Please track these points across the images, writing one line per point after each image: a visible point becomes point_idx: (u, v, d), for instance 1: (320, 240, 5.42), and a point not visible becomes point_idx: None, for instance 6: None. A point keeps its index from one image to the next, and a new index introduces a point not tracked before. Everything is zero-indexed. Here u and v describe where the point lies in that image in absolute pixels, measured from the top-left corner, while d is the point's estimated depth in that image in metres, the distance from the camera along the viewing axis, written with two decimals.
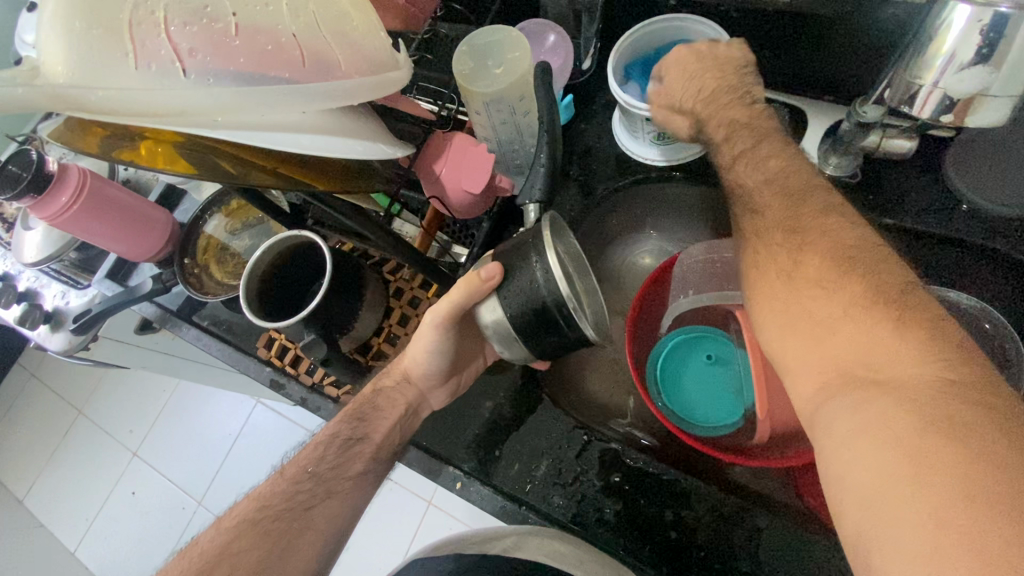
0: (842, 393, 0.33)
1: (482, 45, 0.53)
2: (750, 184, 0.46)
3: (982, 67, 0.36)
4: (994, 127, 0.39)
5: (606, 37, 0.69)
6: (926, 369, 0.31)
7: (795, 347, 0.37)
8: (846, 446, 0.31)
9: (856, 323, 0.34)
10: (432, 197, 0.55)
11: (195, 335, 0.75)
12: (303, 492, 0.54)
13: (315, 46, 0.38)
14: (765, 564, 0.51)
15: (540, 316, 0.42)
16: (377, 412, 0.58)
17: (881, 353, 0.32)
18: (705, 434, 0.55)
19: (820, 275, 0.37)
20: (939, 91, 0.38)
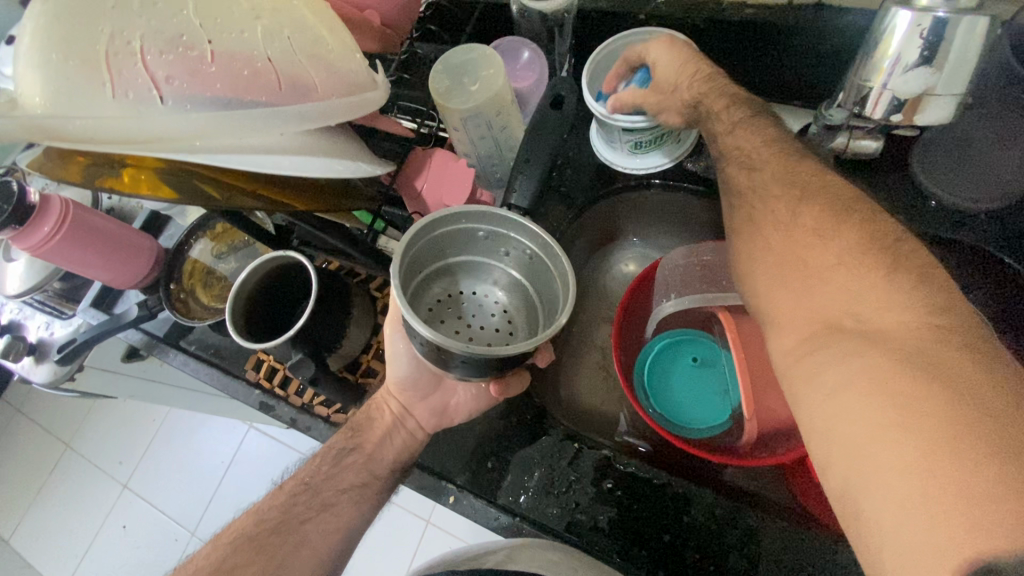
0: (832, 342, 0.35)
1: (459, 62, 0.54)
2: (749, 147, 0.47)
3: (925, 68, 0.37)
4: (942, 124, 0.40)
5: (578, 49, 0.70)
6: (910, 316, 0.33)
7: (785, 300, 0.39)
8: (833, 392, 0.33)
9: (847, 272, 0.36)
10: (416, 214, 0.56)
11: (182, 360, 0.75)
12: (299, 504, 0.55)
13: (292, 71, 0.38)
14: (762, 564, 0.51)
15: (433, 350, 0.42)
16: (371, 424, 0.59)
17: (868, 303, 0.35)
18: (695, 437, 0.55)
19: (817, 226, 0.39)
20: (888, 92, 0.39)
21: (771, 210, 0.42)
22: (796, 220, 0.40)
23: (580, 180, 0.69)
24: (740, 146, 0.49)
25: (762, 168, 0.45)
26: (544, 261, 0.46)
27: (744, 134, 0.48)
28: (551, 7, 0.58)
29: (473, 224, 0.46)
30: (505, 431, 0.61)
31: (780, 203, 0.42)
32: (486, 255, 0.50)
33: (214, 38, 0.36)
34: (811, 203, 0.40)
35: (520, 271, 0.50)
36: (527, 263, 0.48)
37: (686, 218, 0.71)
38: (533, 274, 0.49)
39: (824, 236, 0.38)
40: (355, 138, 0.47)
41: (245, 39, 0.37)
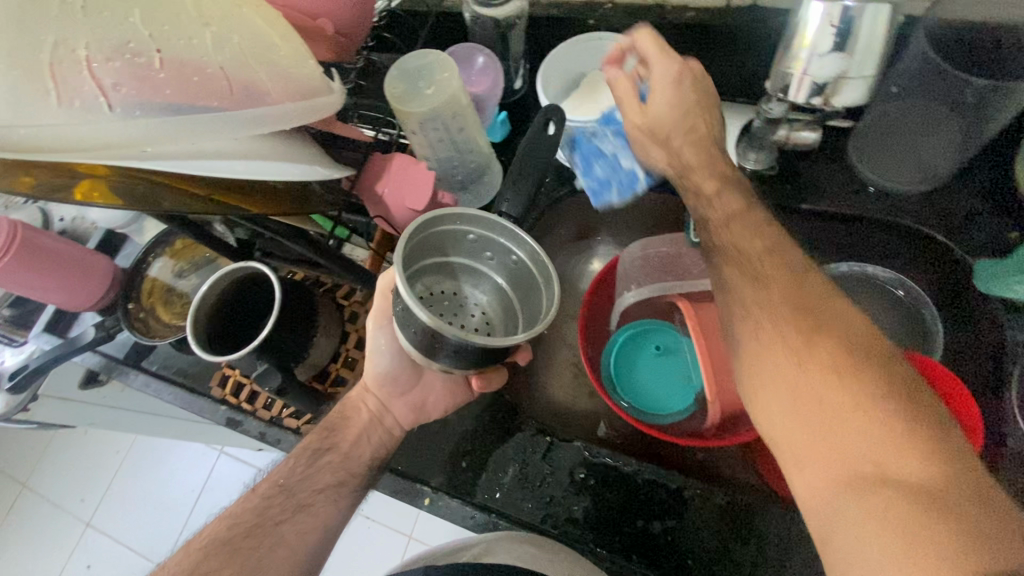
0: (853, 494, 0.34)
1: (414, 67, 0.55)
2: (749, 250, 0.47)
3: (839, 54, 0.40)
4: (854, 105, 0.44)
5: (532, 54, 0.72)
6: (929, 467, 0.33)
7: (798, 435, 0.38)
8: (857, 542, 0.33)
9: (862, 416, 0.36)
10: (378, 217, 0.55)
11: (143, 381, 0.74)
12: (274, 506, 0.52)
13: (243, 77, 0.38)
14: (731, 541, 0.53)
15: (428, 340, 0.42)
16: (347, 423, 0.57)
17: (887, 452, 0.34)
18: (661, 422, 0.57)
19: (832, 358, 0.38)
20: (809, 79, 0.42)
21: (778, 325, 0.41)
22: (805, 341, 0.39)
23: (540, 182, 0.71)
24: (739, 246, 0.47)
25: (771, 287, 0.43)
26: (531, 270, 0.47)
27: (736, 227, 0.49)
28: (498, 13, 0.61)
29: (465, 226, 0.47)
30: (478, 429, 0.61)
31: (791, 326, 0.41)
32: (470, 258, 0.50)
33: (162, 46, 0.36)
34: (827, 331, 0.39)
35: (503, 276, 0.50)
36: (515, 270, 0.49)
37: (645, 214, 0.73)
38: (516, 279, 0.50)
39: (839, 371, 0.37)
40: (313, 143, 0.48)
41: (193, 45, 0.37)
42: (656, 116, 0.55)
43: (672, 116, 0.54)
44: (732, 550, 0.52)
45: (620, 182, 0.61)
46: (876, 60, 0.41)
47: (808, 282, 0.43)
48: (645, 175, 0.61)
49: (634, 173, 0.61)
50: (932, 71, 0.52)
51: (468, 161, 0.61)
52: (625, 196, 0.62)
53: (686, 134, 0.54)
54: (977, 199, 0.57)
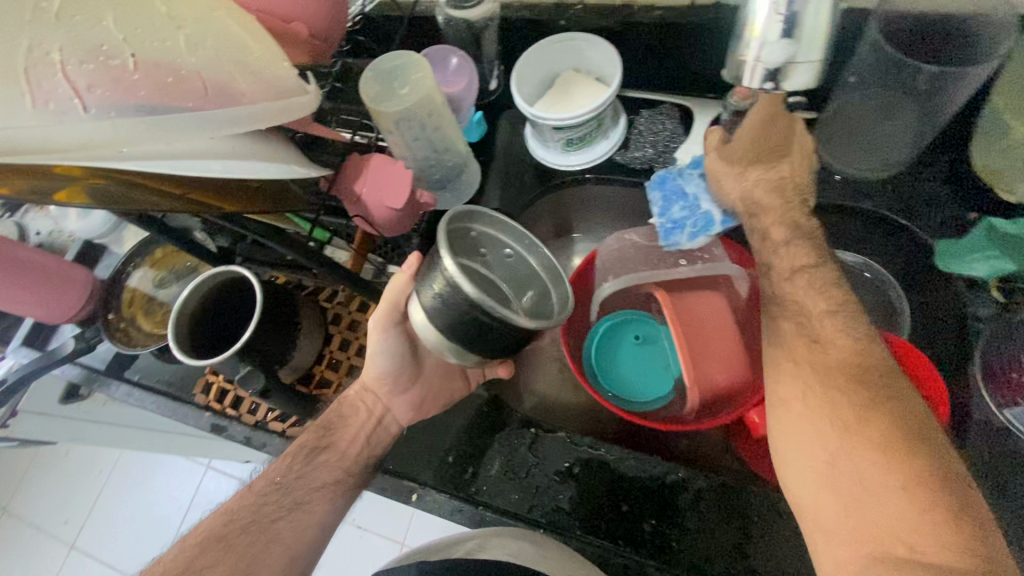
0: (886, 571, 0.37)
1: (388, 68, 0.56)
2: (812, 309, 0.48)
3: (787, 41, 0.41)
4: (806, 90, 0.45)
5: (506, 56, 0.74)
6: (959, 555, 0.36)
7: (836, 510, 0.41)
8: None
9: (900, 498, 0.39)
10: (358, 216, 0.56)
11: (126, 391, 0.73)
12: (269, 503, 0.55)
13: (217, 78, 0.39)
14: (713, 521, 0.54)
15: (466, 321, 0.41)
16: (341, 422, 0.59)
17: (918, 534, 0.38)
18: (642, 409, 0.59)
19: (879, 439, 0.41)
20: (762, 65, 0.43)
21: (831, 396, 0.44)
22: (857, 419, 0.42)
23: (517, 181, 0.72)
24: (798, 300, 0.49)
25: (830, 348, 0.46)
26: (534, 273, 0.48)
27: (802, 282, 0.49)
28: (470, 16, 0.63)
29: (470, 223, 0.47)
30: (464, 425, 0.62)
31: (840, 401, 0.44)
32: None
33: (137, 48, 0.37)
34: (881, 414, 0.42)
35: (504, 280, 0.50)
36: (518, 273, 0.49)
37: (622, 210, 0.75)
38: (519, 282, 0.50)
39: (884, 455, 0.40)
40: (289, 142, 0.48)
41: (167, 48, 0.38)
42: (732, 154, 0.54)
43: (745, 152, 0.53)
44: (714, 530, 0.53)
45: (695, 223, 0.59)
46: (822, 45, 0.42)
47: (870, 352, 0.45)
48: (724, 219, 0.58)
49: (713, 216, 0.58)
50: (892, 63, 0.52)
51: (445, 160, 0.62)
52: (695, 238, 0.59)
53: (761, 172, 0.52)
54: (940, 184, 0.58)
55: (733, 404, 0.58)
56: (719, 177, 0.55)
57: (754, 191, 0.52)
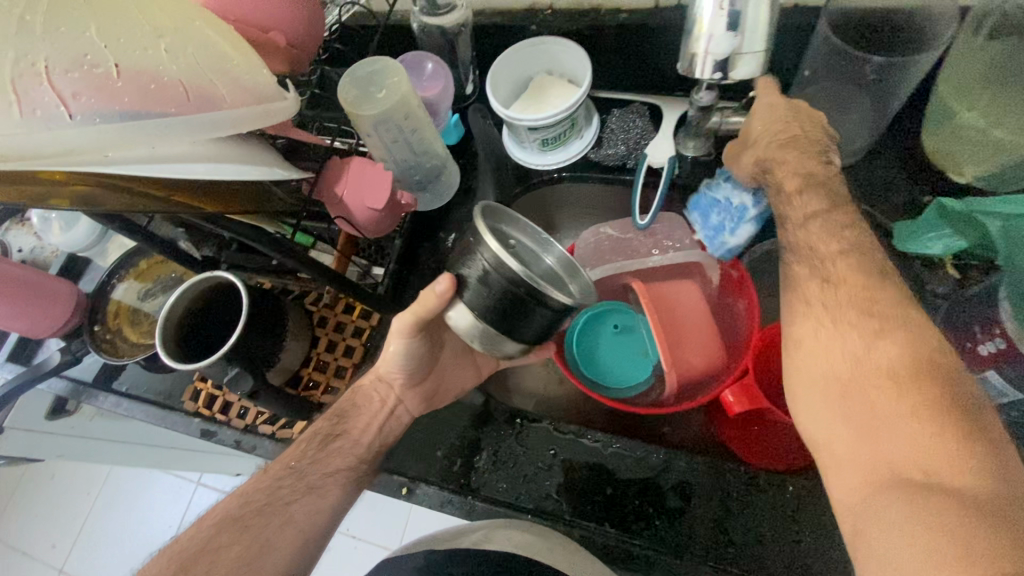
0: (898, 492, 0.37)
1: (365, 73, 0.57)
2: (823, 251, 0.46)
3: (731, 34, 0.44)
4: (753, 78, 0.47)
5: (481, 62, 0.76)
6: (979, 480, 0.35)
7: (847, 440, 0.41)
8: (895, 536, 0.35)
9: (913, 422, 0.38)
10: (339, 217, 0.58)
11: (114, 402, 0.73)
12: (284, 486, 0.52)
13: (198, 84, 0.41)
14: (694, 500, 0.55)
15: (508, 300, 0.41)
16: (356, 410, 0.57)
17: (935, 458, 0.36)
18: (625, 395, 0.62)
19: (888, 365, 0.40)
20: (710, 58, 0.45)
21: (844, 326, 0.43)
22: (867, 349, 0.42)
23: (495, 181, 0.74)
24: (813, 245, 0.47)
25: (841, 285, 0.44)
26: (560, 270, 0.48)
27: (816, 227, 0.46)
28: (443, 21, 0.64)
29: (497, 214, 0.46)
30: (453, 418, 0.63)
31: (850, 330, 0.43)
32: None
33: (120, 58, 0.38)
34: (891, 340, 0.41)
35: None
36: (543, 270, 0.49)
37: (599, 206, 0.77)
38: None
39: (894, 381, 0.40)
40: (270, 148, 0.50)
41: (148, 57, 0.40)
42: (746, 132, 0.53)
43: (761, 123, 0.51)
44: (696, 508, 0.55)
45: (731, 218, 0.57)
46: (765, 35, 0.44)
47: (880, 288, 0.44)
48: (756, 200, 0.55)
49: (745, 203, 0.56)
50: (841, 54, 0.54)
51: (424, 162, 0.64)
52: (737, 231, 0.56)
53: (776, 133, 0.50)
54: (894, 168, 0.60)
55: (711, 385, 0.60)
56: (738, 155, 0.54)
57: (769, 151, 0.50)
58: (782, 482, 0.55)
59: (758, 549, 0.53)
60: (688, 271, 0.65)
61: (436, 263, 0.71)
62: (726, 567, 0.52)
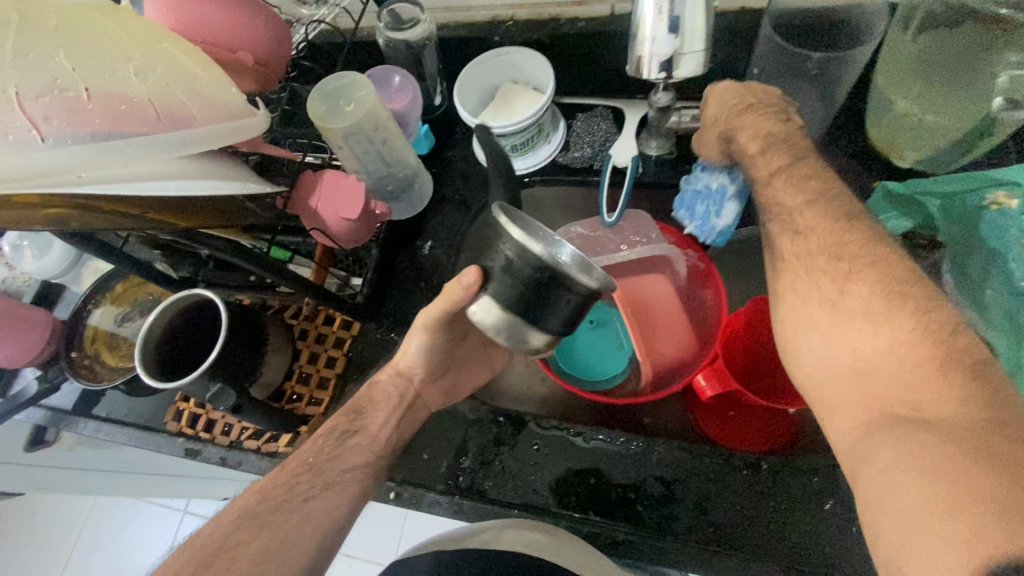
0: (885, 428, 0.38)
1: (333, 88, 0.59)
2: (790, 204, 0.49)
3: (672, 35, 0.45)
4: (696, 77, 0.48)
5: (448, 74, 0.79)
6: (963, 408, 0.36)
7: (838, 386, 0.43)
8: (885, 466, 0.37)
9: (897, 360, 0.40)
10: (314, 229, 0.59)
11: (93, 428, 0.73)
12: (303, 482, 0.52)
13: (168, 104, 0.42)
14: (675, 484, 0.57)
15: (535, 285, 0.41)
16: (373, 404, 0.59)
17: (919, 393, 0.38)
18: (605, 388, 0.64)
19: (866, 309, 0.42)
20: (654, 58, 0.47)
21: (816, 277, 0.46)
22: (841, 293, 0.44)
23: (469, 187, 0.75)
24: (779, 200, 0.50)
25: (808, 235, 0.47)
26: None
27: (782, 181, 0.50)
28: (409, 36, 0.66)
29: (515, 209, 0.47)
30: (437, 421, 0.64)
31: (826, 280, 0.45)
32: None
33: (90, 83, 0.39)
34: (865, 285, 0.43)
35: None
36: None
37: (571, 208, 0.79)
38: None
39: (874, 323, 0.42)
40: (244, 163, 0.52)
41: (118, 79, 0.41)
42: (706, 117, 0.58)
43: (715, 106, 0.57)
44: (679, 496, 0.56)
45: (714, 203, 0.60)
46: (704, 34, 0.46)
47: (847, 231, 0.46)
48: (732, 178, 0.59)
49: (722, 184, 0.60)
50: (784, 55, 0.57)
51: (397, 172, 0.66)
52: (723, 212, 0.60)
53: (730, 110, 0.55)
54: (847, 159, 0.62)
55: (685, 372, 0.62)
56: (705, 136, 0.59)
57: (730, 122, 0.55)
58: (757, 463, 0.56)
59: (744, 525, 0.54)
60: (656, 264, 0.66)
61: (414, 271, 0.73)
62: (710, 547, 0.54)
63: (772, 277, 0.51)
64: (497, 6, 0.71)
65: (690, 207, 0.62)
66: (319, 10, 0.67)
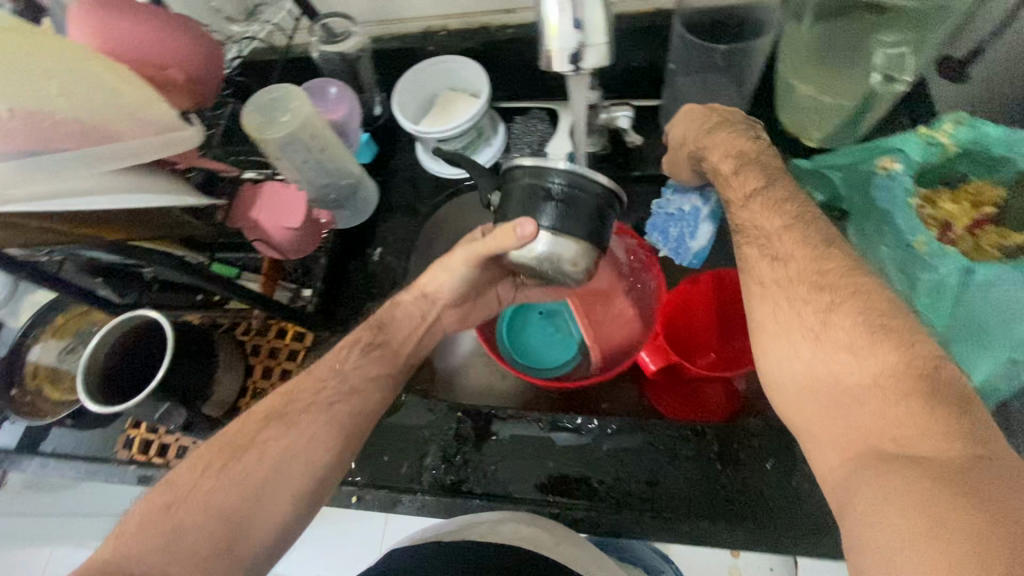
0: (872, 466, 0.36)
1: (267, 101, 0.60)
2: (769, 229, 0.47)
3: (573, 31, 0.40)
4: (603, 68, 0.42)
5: (386, 85, 0.81)
6: (947, 446, 0.35)
7: (816, 417, 0.40)
8: (874, 509, 0.35)
9: (881, 395, 0.38)
10: (256, 240, 0.61)
11: (39, 463, 0.70)
12: (330, 386, 0.53)
13: (98, 120, 0.42)
14: (633, 468, 0.59)
15: (563, 197, 0.47)
16: (396, 322, 0.59)
17: (906, 428, 0.36)
18: (556, 373, 0.67)
19: (850, 340, 0.40)
20: (561, 49, 0.41)
21: (794, 302, 0.43)
22: (823, 322, 0.41)
23: (416, 194, 0.77)
24: (757, 223, 0.48)
25: (788, 261, 0.45)
26: None
27: (759, 204, 0.49)
28: (341, 49, 0.68)
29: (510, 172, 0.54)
30: (395, 424, 0.64)
31: (806, 308, 0.42)
32: None
33: (14, 104, 0.38)
34: (845, 313, 0.41)
35: None
36: None
37: None
38: None
39: (858, 355, 0.39)
40: (183, 180, 0.54)
41: (40, 97, 0.39)
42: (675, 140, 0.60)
43: (684, 127, 0.58)
44: (643, 483, 0.58)
45: (688, 224, 0.65)
46: (605, 27, 0.41)
47: (827, 257, 0.44)
48: (704, 201, 0.64)
49: (696, 206, 0.64)
50: (692, 49, 0.62)
51: (341, 180, 0.67)
52: (697, 234, 0.64)
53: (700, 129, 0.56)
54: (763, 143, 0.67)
55: (632, 351, 0.65)
56: (679, 160, 0.60)
57: (700, 142, 0.55)
58: (700, 430, 0.59)
59: (698, 506, 0.56)
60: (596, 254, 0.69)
61: (365, 278, 0.73)
62: (663, 513, 0.56)
63: (749, 307, 0.47)
64: (428, 18, 0.74)
65: (666, 234, 0.66)
66: (250, 26, 0.66)
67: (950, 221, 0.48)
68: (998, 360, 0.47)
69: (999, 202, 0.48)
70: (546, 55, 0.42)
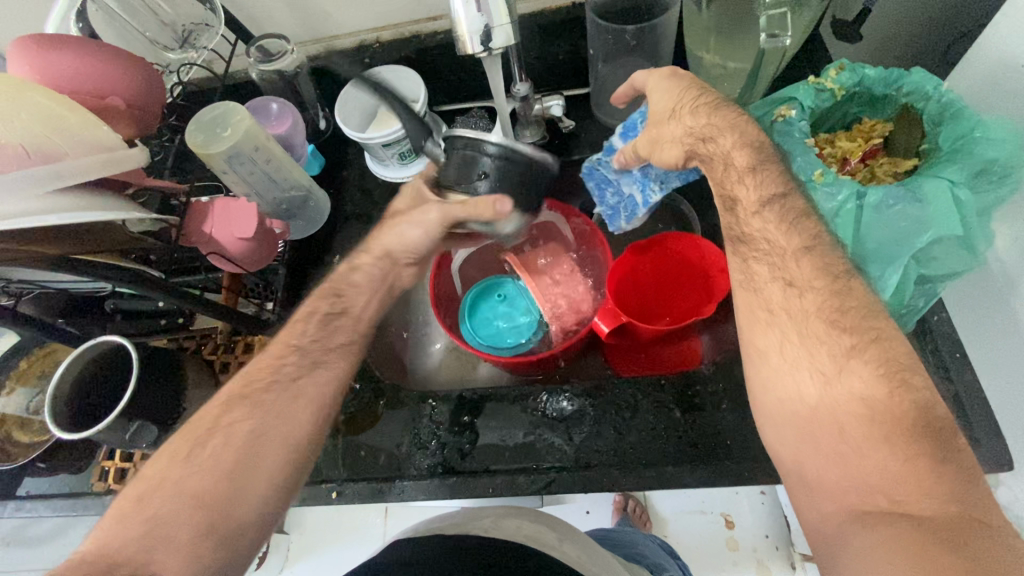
0: (866, 522, 0.36)
1: (210, 119, 0.62)
2: (785, 246, 0.46)
3: (477, 15, 0.45)
4: (510, 46, 0.47)
5: (329, 100, 0.84)
6: (938, 506, 0.35)
7: (811, 456, 0.41)
8: (857, 552, 0.35)
9: (887, 450, 0.38)
10: (210, 253, 0.63)
11: (14, 507, 0.69)
12: (290, 362, 0.52)
13: (40, 145, 0.45)
14: (603, 437, 0.61)
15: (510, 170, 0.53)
16: (355, 286, 0.57)
17: (904, 487, 0.36)
18: (520, 351, 0.70)
19: (867, 391, 0.40)
20: (469, 34, 0.46)
21: (797, 331, 0.44)
22: (836, 364, 0.41)
23: (370, 202, 0.79)
24: (769, 235, 0.47)
25: (800, 287, 0.44)
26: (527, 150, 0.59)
27: (772, 218, 0.47)
28: (279, 67, 0.72)
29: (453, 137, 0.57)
30: (374, 433, 0.65)
31: (814, 338, 0.43)
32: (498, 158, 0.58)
33: None
34: (862, 359, 0.41)
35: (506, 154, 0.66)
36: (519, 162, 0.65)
37: None
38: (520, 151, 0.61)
39: (868, 403, 0.39)
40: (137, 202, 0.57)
41: None
42: (658, 121, 0.55)
43: (674, 98, 0.53)
44: (610, 446, 0.60)
45: (627, 208, 0.66)
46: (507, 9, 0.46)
47: (848, 292, 0.43)
48: (644, 198, 0.64)
49: (635, 195, 0.64)
50: (602, 33, 0.68)
51: (290, 191, 0.70)
52: (631, 222, 0.66)
53: (694, 103, 0.52)
54: None
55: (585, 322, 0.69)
56: (662, 137, 0.54)
57: (700, 131, 0.51)
58: (659, 382, 0.63)
59: (672, 469, 0.58)
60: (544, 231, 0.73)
61: None
62: (630, 465, 0.59)
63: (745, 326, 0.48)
64: (361, 33, 0.78)
65: (607, 207, 0.67)
66: (188, 53, 0.69)
67: (848, 155, 0.54)
68: (903, 271, 0.50)
69: (888, 134, 0.55)
70: (456, 39, 0.47)
